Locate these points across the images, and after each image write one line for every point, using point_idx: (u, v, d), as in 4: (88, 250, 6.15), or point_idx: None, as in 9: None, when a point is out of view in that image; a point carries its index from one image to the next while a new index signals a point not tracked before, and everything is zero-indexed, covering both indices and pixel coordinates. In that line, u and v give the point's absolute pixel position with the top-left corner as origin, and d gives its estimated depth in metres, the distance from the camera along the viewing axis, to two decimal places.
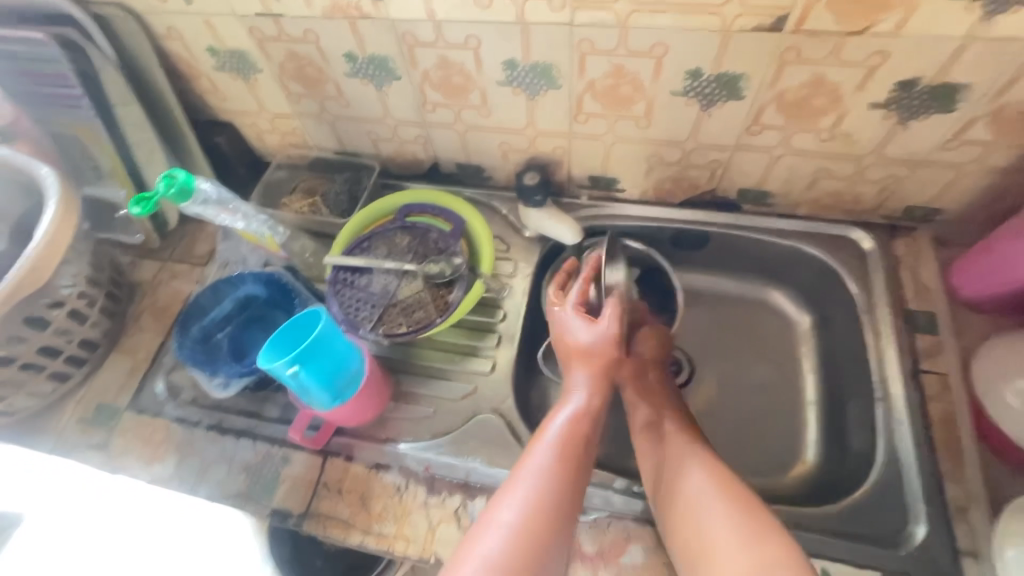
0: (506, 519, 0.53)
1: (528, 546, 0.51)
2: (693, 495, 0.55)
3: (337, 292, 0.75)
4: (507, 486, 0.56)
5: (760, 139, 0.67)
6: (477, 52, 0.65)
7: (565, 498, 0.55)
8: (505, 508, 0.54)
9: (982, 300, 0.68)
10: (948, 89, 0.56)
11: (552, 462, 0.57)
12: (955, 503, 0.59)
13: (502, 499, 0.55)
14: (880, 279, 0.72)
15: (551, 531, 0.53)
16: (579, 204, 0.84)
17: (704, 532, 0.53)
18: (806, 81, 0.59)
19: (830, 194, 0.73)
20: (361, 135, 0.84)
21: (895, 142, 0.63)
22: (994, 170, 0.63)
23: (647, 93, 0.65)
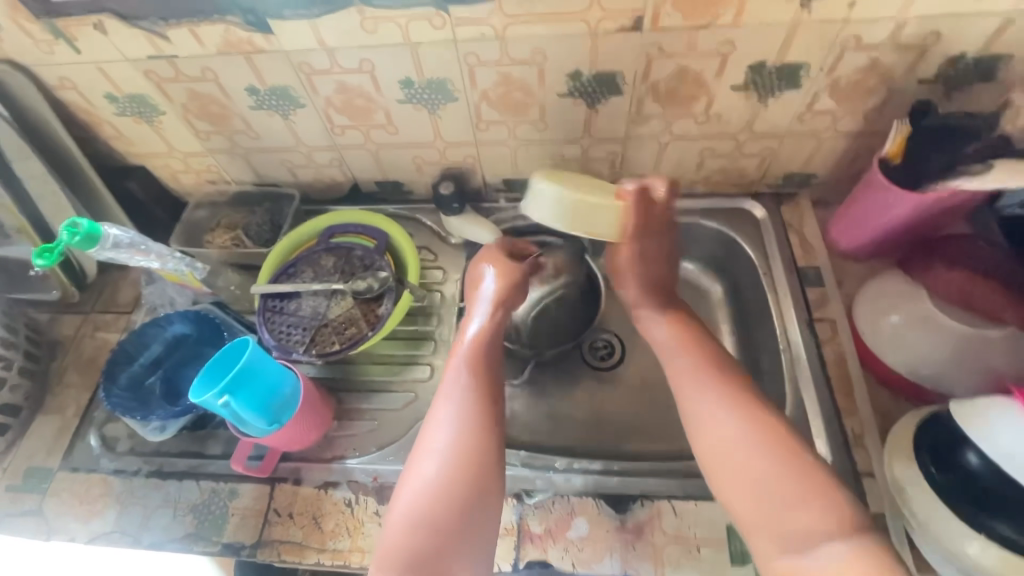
0: (443, 438, 0.59)
1: (470, 456, 0.57)
2: (717, 418, 0.59)
3: (267, 320, 0.76)
4: (431, 415, 0.61)
5: (647, 128, 0.73)
6: (373, 74, 0.68)
7: (488, 395, 0.62)
8: (438, 431, 0.59)
9: (856, 249, 0.76)
10: (790, 68, 0.63)
11: (468, 356, 0.65)
12: (852, 432, 0.65)
13: (433, 425, 0.60)
14: (772, 243, 0.79)
15: (485, 432, 0.59)
16: (498, 208, 0.88)
17: (727, 444, 0.57)
18: (672, 72, 0.65)
19: (718, 171, 0.80)
20: (277, 164, 0.85)
21: (760, 119, 0.70)
22: (847, 136, 0.71)
23: (538, 97, 0.70)
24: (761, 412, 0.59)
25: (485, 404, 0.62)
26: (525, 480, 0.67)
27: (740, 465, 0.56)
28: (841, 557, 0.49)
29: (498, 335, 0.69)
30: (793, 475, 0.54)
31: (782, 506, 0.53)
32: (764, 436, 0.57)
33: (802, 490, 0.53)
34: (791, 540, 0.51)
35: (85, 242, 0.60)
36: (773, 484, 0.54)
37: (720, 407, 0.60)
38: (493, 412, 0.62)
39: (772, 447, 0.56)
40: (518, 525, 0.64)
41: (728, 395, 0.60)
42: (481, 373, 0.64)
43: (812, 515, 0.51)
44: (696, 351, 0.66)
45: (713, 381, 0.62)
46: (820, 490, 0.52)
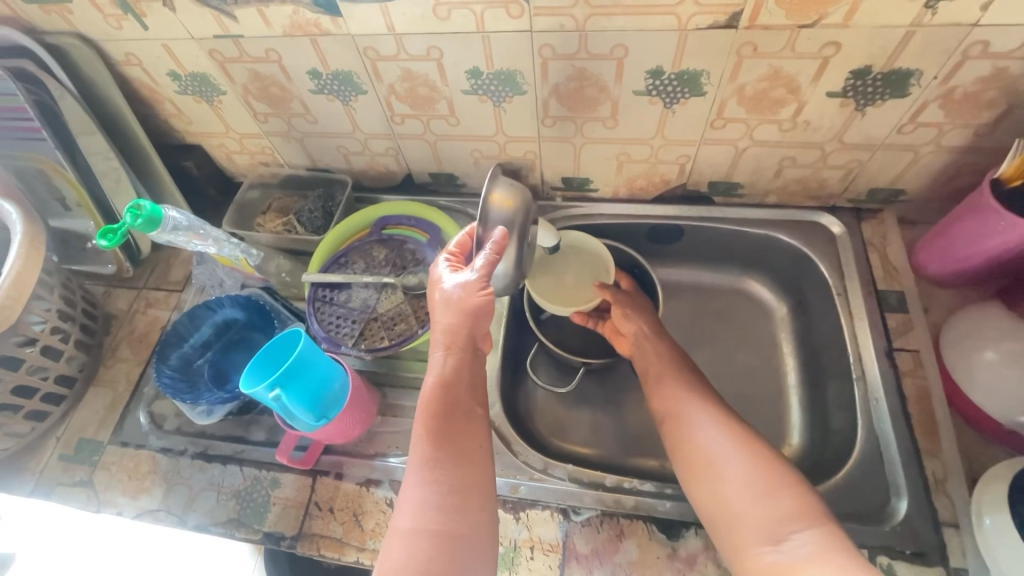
0: (408, 528, 0.51)
1: (441, 541, 0.51)
2: (709, 436, 0.59)
3: (316, 309, 0.75)
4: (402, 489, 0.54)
5: (725, 132, 0.68)
6: (440, 63, 0.65)
7: (460, 461, 0.55)
8: (406, 510, 0.53)
9: (946, 276, 0.70)
10: (899, 75, 0.57)
11: (433, 417, 0.55)
12: (934, 476, 0.60)
13: (398, 515, 0.53)
14: (850, 262, 0.74)
15: (461, 505, 0.53)
16: (554, 206, 0.84)
17: (714, 454, 0.58)
18: (763, 74, 0.60)
19: (797, 181, 0.74)
20: (332, 150, 0.83)
21: (853, 129, 0.65)
22: (950, 151, 0.65)
23: (611, 95, 0.65)
24: (727, 413, 0.62)
25: (456, 480, 0.54)
26: (572, 496, 0.65)
27: (727, 476, 0.56)
28: (808, 546, 0.50)
29: (465, 380, 0.57)
30: (760, 470, 0.56)
31: (753, 495, 0.54)
32: (744, 441, 0.58)
33: (772, 477, 0.55)
34: (768, 531, 0.52)
35: (147, 225, 0.60)
36: (749, 477, 0.55)
37: (712, 432, 0.60)
38: (462, 486, 0.54)
39: (749, 444, 0.58)
40: (564, 542, 0.62)
41: (718, 416, 0.61)
42: (443, 439, 0.55)
43: (783, 501, 0.53)
44: (697, 407, 0.62)
45: (708, 412, 0.62)
46: (778, 481, 0.55)
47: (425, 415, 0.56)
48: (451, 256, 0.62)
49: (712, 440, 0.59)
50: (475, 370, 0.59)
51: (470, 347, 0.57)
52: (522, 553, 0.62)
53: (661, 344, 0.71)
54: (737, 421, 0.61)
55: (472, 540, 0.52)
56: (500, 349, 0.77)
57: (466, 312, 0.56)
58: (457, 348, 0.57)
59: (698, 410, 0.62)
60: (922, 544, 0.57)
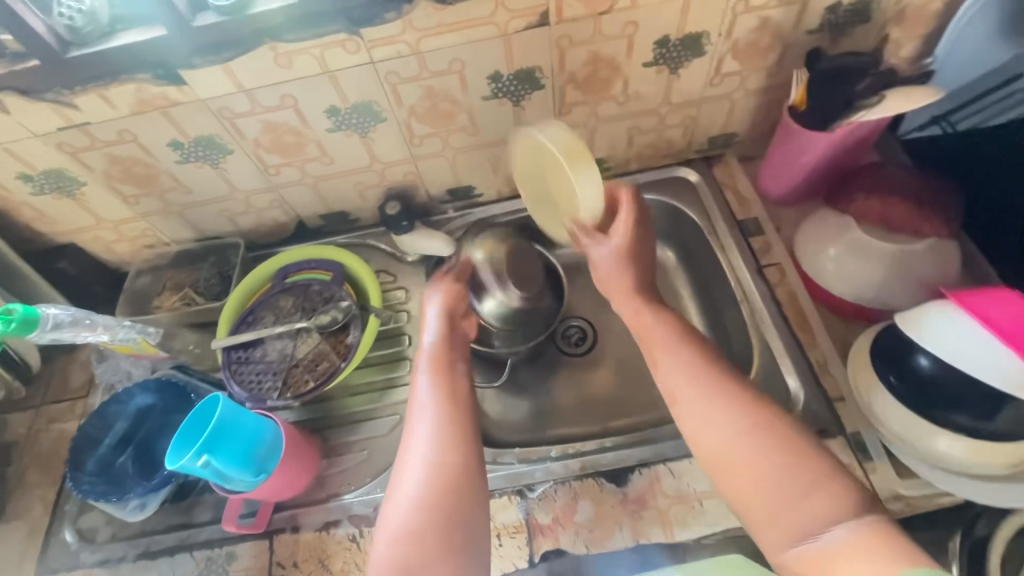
0: (420, 462, 0.56)
1: (448, 478, 0.54)
2: (710, 422, 0.54)
3: (233, 372, 0.74)
4: (406, 433, 0.59)
5: (573, 116, 0.76)
6: (297, 109, 0.69)
7: (461, 406, 0.60)
8: (414, 447, 0.57)
9: (787, 195, 0.80)
10: (692, 38, 0.67)
11: (433, 368, 0.63)
12: (818, 362, 0.69)
13: (406, 453, 0.57)
14: (711, 203, 0.83)
15: (463, 443, 0.57)
16: (447, 218, 0.89)
17: (720, 442, 0.53)
18: (586, 59, 0.68)
19: (649, 145, 0.84)
20: (216, 216, 0.83)
21: (675, 90, 0.74)
22: (756, 92, 0.76)
23: (463, 104, 0.71)
24: (740, 391, 0.55)
25: (459, 425, 0.58)
26: (526, 475, 0.68)
27: (749, 475, 0.51)
28: (843, 539, 0.47)
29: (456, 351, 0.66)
30: (784, 463, 0.51)
31: (787, 495, 0.49)
32: (752, 427, 0.53)
33: (809, 473, 0.50)
34: (801, 525, 0.48)
35: (22, 327, 0.59)
36: (777, 476, 0.50)
37: (717, 416, 0.54)
38: (463, 432, 0.58)
39: (762, 434, 0.52)
40: (527, 520, 0.65)
41: (718, 388, 0.56)
42: (445, 385, 0.61)
43: (817, 497, 0.49)
44: (701, 383, 0.56)
45: (714, 383, 0.56)
46: (814, 472, 0.50)
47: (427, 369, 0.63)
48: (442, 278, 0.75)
49: (716, 429, 0.54)
50: (460, 345, 0.67)
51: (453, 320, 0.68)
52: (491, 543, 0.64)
53: (667, 322, 0.62)
54: (741, 396, 0.55)
55: (474, 474, 0.56)
56: None
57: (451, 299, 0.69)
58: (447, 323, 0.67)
59: (699, 383, 0.56)
60: (822, 422, 0.65)
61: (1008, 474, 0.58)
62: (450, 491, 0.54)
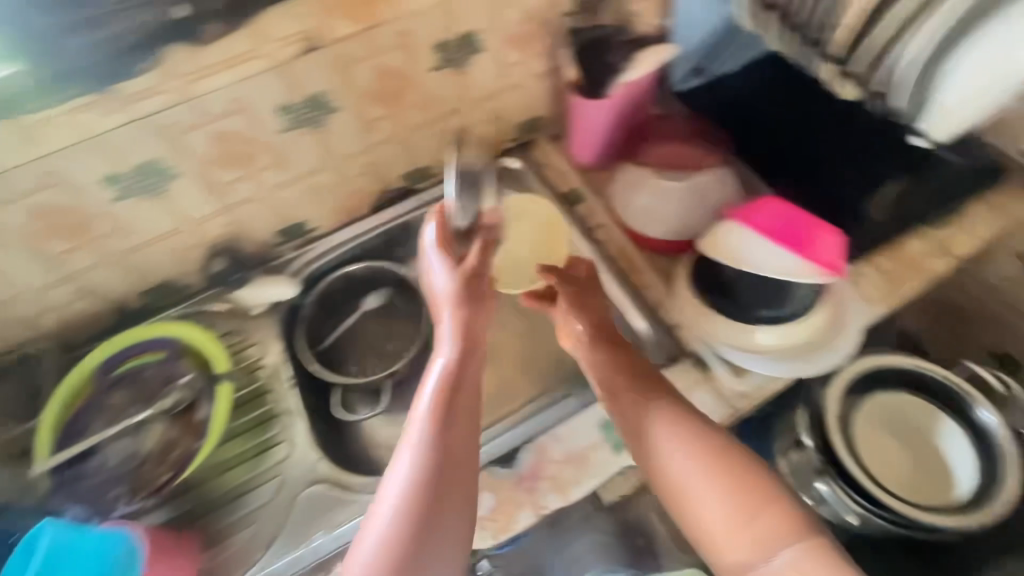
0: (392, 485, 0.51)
1: (418, 509, 0.47)
2: (668, 447, 0.54)
3: (69, 492, 0.67)
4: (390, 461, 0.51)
5: (381, 131, 0.77)
6: (66, 184, 0.61)
7: (455, 442, 0.51)
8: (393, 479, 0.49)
9: (594, 162, 0.86)
10: (466, 37, 0.71)
11: (439, 386, 0.53)
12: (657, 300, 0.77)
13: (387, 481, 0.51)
14: (536, 183, 0.89)
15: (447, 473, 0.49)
16: (288, 260, 0.85)
17: (672, 470, 0.53)
18: (372, 74, 0.69)
19: (466, 143, 0.87)
20: (4, 326, 0.72)
21: (470, 87, 0.78)
22: (543, 75, 0.83)
23: (261, 141, 0.69)
24: (690, 414, 0.56)
25: (456, 437, 0.51)
26: None
27: (706, 502, 0.51)
28: (788, 560, 0.47)
29: (467, 373, 0.54)
30: (737, 484, 0.51)
31: (739, 512, 0.50)
32: (699, 448, 0.53)
33: (752, 494, 0.51)
34: (755, 546, 0.48)
35: None
36: (733, 498, 0.50)
37: (675, 441, 0.54)
38: (459, 452, 0.51)
39: (719, 455, 0.53)
40: None
41: (673, 414, 0.56)
42: (449, 411, 0.52)
43: (768, 520, 0.49)
44: (656, 408, 0.56)
45: (669, 410, 0.56)
46: (759, 495, 0.50)
47: (440, 386, 0.53)
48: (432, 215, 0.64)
49: (673, 454, 0.53)
50: (474, 365, 0.55)
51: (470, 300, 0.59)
52: None
53: (620, 358, 0.61)
54: (686, 412, 0.56)
55: (452, 505, 0.49)
56: (304, 412, 0.76)
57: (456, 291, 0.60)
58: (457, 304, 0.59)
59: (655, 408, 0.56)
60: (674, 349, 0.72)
61: (810, 344, 0.68)
62: (428, 522, 0.47)
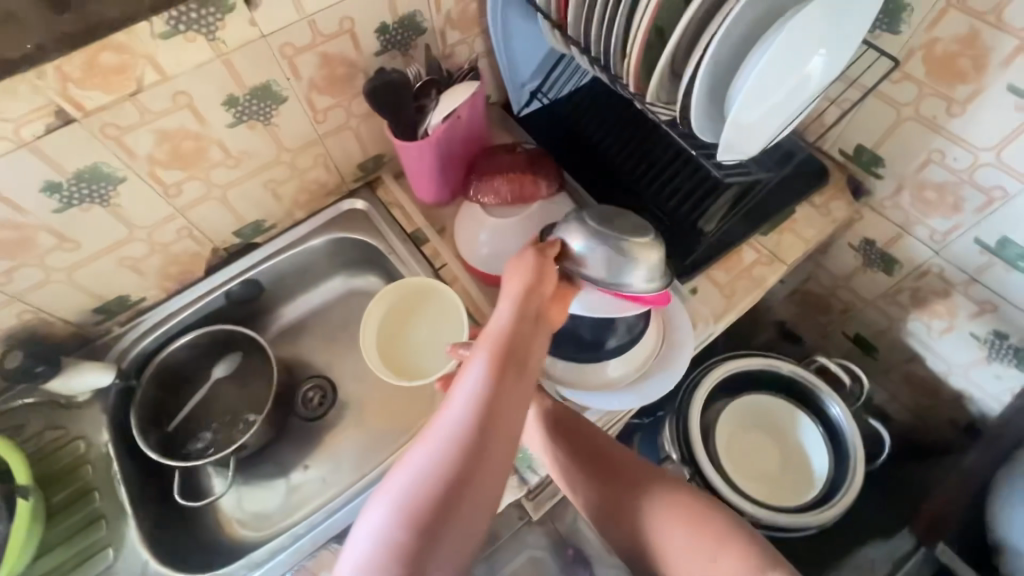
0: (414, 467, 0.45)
1: (437, 485, 0.42)
2: (655, 509, 0.56)
3: None
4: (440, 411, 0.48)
5: (188, 194, 0.71)
6: None
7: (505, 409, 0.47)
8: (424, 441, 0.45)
9: (439, 199, 0.83)
10: (261, 89, 0.66)
11: (489, 359, 0.49)
12: None
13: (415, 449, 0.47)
14: (382, 225, 0.86)
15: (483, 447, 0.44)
16: (115, 337, 0.79)
17: (654, 527, 0.55)
18: (154, 140, 0.63)
19: (300, 191, 0.82)
20: None
21: (285, 137, 0.73)
22: (368, 115, 0.79)
23: (32, 226, 0.62)
24: (674, 477, 0.59)
25: (513, 395, 0.48)
26: None
27: (681, 547, 0.53)
28: None
29: (525, 350, 0.51)
30: (707, 522, 0.53)
31: (710, 547, 0.52)
32: (681, 500, 0.56)
33: (715, 534, 0.53)
34: None
35: None
36: (702, 535, 0.53)
37: (658, 506, 0.56)
38: (507, 411, 0.47)
39: (687, 501, 0.56)
40: None
41: (642, 473, 0.59)
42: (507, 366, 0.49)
43: (735, 556, 0.51)
44: (636, 468, 0.60)
45: (636, 469, 0.60)
46: (728, 534, 0.52)
47: (493, 346, 0.50)
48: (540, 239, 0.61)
49: (657, 517, 0.56)
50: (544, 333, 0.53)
51: (534, 297, 0.54)
52: None
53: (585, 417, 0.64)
54: (665, 476, 0.59)
55: (482, 485, 0.43)
56: (131, 510, 0.70)
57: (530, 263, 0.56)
58: (519, 303, 0.53)
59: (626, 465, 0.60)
60: None
61: (638, 373, 0.69)
62: (447, 498, 0.42)
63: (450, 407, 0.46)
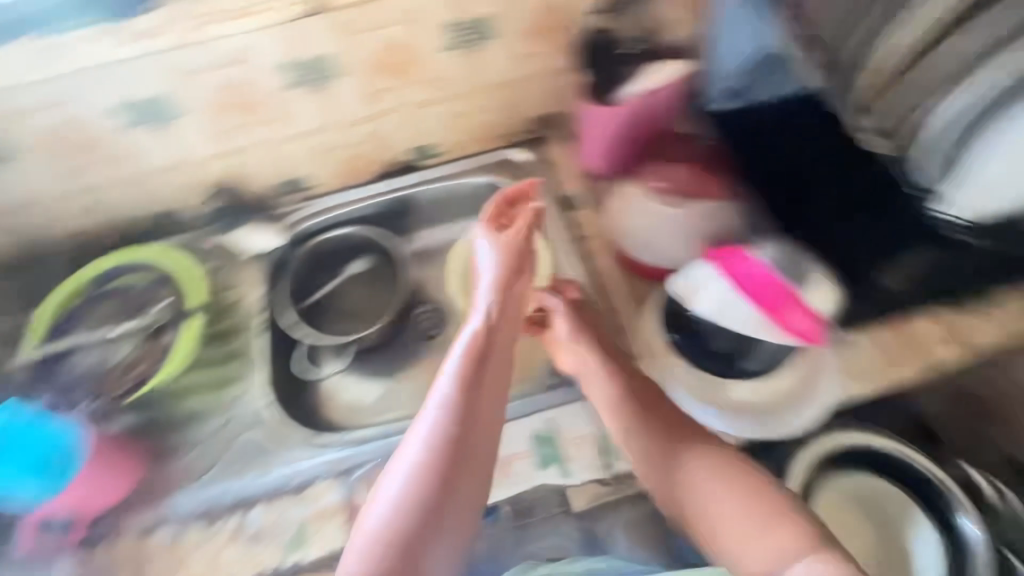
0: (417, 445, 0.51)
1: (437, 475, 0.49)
2: (693, 471, 0.54)
3: (45, 378, 0.74)
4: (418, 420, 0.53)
5: (385, 103, 0.77)
6: (82, 105, 0.67)
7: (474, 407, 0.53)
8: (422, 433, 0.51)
9: (603, 169, 0.82)
10: (480, 22, 0.70)
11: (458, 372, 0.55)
12: (630, 325, 0.75)
13: (412, 433, 0.52)
14: (539, 182, 0.87)
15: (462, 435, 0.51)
16: (285, 211, 0.87)
17: (691, 486, 0.53)
18: (377, 45, 0.69)
19: (475, 129, 0.86)
20: (27, 224, 0.79)
21: (482, 74, 0.77)
22: (562, 71, 0.80)
23: (264, 96, 0.71)
24: (722, 444, 0.56)
25: (479, 396, 0.55)
26: (349, 458, 0.70)
27: (719, 515, 0.51)
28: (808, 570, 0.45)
29: (494, 346, 0.59)
30: (749, 494, 0.51)
31: (752, 520, 0.49)
32: (718, 465, 0.54)
33: (757, 503, 0.50)
34: (768, 565, 0.47)
35: None
36: (742, 507, 0.50)
37: (695, 466, 0.54)
38: (483, 405, 0.55)
39: (733, 471, 0.53)
40: (348, 501, 0.67)
41: (682, 434, 0.58)
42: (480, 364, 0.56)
43: (782, 534, 0.47)
44: (681, 431, 0.58)
45: (675, 429, 0.58)
46: (773, 509, 0.49)
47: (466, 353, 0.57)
48: (501, 209, 0.72)
49: (698, 478, 0.53)
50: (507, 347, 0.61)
51: (507, 293, 0.64)
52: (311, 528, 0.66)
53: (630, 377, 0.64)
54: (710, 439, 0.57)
55: (462, 475, 0.50)
56: (265, 361, 0.80)
57: (511, 257, 0.67)
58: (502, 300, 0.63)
59: (669, 427, 0.59)
60: None
61: (763, 407, 0.67)
62: (443, 484, 0.49)
63: (424, 421, 0.52)
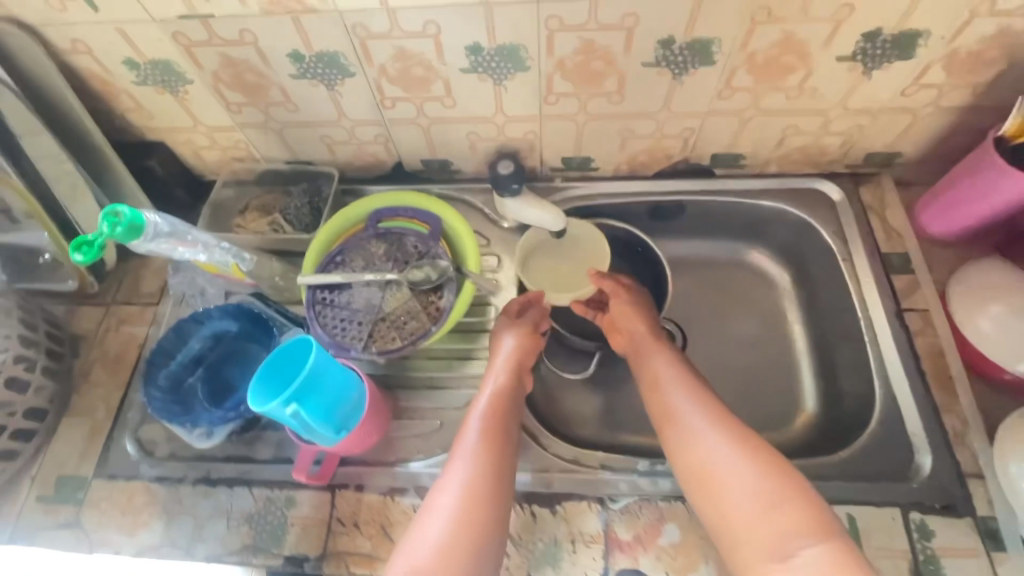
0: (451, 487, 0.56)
1: (475, 498, 0.55)
2: (713, 452, 0.56)
3: (317, 314, 0.70)
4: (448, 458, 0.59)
5: (732, 102, 0.67)
6: (437, 40, 0.61)
7: (499, 449, 0.59)
8: (460, 468, 0.57)
9: (944, 234, 0.72)
10: (908, 36, 0.58)
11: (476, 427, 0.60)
12: (953, 429, 0.63)
13: (446, 472, 0.57)
14: (852, 226, 0.75)
15: (495, 466, 0.57)
16: (553, 187, 0.81)
17: (714, 469, 0.55)
18: (775, 39, 0.59)
19: (798, 150, 0.74)
20: (315, 141, 0.77)
21: (858, 94, 0.65)
22: (948, 110, 0.66)
23: (618, 69, 0.63)
24: (746, 430, 0.57)
25: (497, 442, 0.59)
26: (608, 484, 0.64)
27: (735, 501, 0.53)
28: (817, 561, 0.49)
29: (511, 404, 0.63)
30: (774, 483, 0.53)
31: (769, 500, 0.52)
32: (739, 441, 0.56)
33: (783, 490, 0.52)
34: (776, 546, 0.50)
35: (129, 233, 0.54)
36: (764, 491, 0.53)
37: (716, 445, 0.56)
38: (501, 451, 0.59)
39: (756, 452, 0.55)
40: (605, 532, 0.61)
41: (716, 417, 0.58)
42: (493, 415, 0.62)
43: (792, 514, 0.51)
44: (708, 420, 0.58)
45: (706, 409, 0.59)
46: (793, 495, 0.52)
47: (483, 412, 0.62)
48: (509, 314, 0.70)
49: (719, 453, 0.55)
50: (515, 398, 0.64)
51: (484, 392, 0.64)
52: (563, 548, 0.61)
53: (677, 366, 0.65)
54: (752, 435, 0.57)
55: (491, 498, 0.55)
56: None
57: (522, 354, 0.67)
58: (505, 372, 0.66)
59: (710, 419, 0.58)
60: (950, 496, 0.60)
61: None
62: (478, 511, 0.54)
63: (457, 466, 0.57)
